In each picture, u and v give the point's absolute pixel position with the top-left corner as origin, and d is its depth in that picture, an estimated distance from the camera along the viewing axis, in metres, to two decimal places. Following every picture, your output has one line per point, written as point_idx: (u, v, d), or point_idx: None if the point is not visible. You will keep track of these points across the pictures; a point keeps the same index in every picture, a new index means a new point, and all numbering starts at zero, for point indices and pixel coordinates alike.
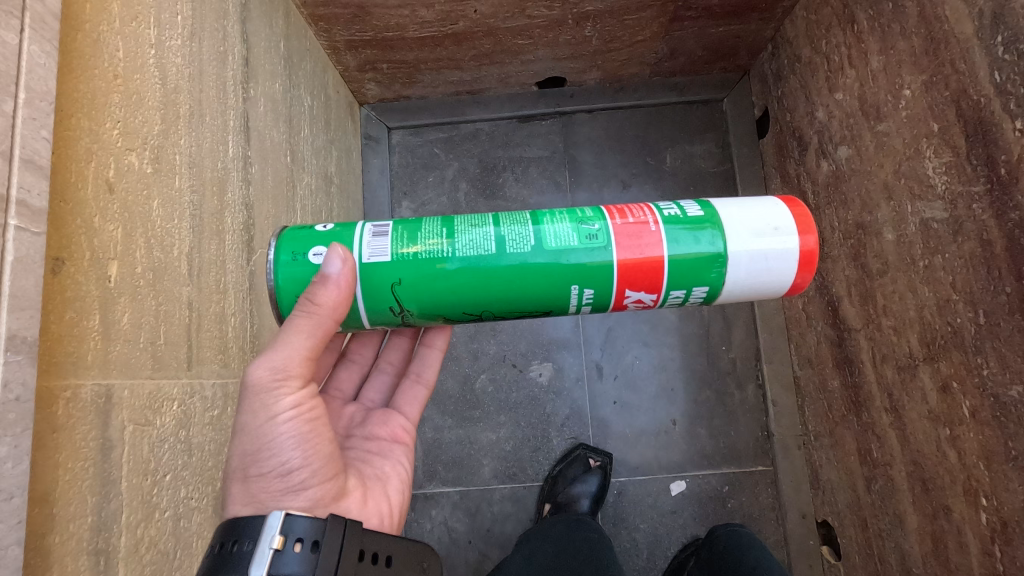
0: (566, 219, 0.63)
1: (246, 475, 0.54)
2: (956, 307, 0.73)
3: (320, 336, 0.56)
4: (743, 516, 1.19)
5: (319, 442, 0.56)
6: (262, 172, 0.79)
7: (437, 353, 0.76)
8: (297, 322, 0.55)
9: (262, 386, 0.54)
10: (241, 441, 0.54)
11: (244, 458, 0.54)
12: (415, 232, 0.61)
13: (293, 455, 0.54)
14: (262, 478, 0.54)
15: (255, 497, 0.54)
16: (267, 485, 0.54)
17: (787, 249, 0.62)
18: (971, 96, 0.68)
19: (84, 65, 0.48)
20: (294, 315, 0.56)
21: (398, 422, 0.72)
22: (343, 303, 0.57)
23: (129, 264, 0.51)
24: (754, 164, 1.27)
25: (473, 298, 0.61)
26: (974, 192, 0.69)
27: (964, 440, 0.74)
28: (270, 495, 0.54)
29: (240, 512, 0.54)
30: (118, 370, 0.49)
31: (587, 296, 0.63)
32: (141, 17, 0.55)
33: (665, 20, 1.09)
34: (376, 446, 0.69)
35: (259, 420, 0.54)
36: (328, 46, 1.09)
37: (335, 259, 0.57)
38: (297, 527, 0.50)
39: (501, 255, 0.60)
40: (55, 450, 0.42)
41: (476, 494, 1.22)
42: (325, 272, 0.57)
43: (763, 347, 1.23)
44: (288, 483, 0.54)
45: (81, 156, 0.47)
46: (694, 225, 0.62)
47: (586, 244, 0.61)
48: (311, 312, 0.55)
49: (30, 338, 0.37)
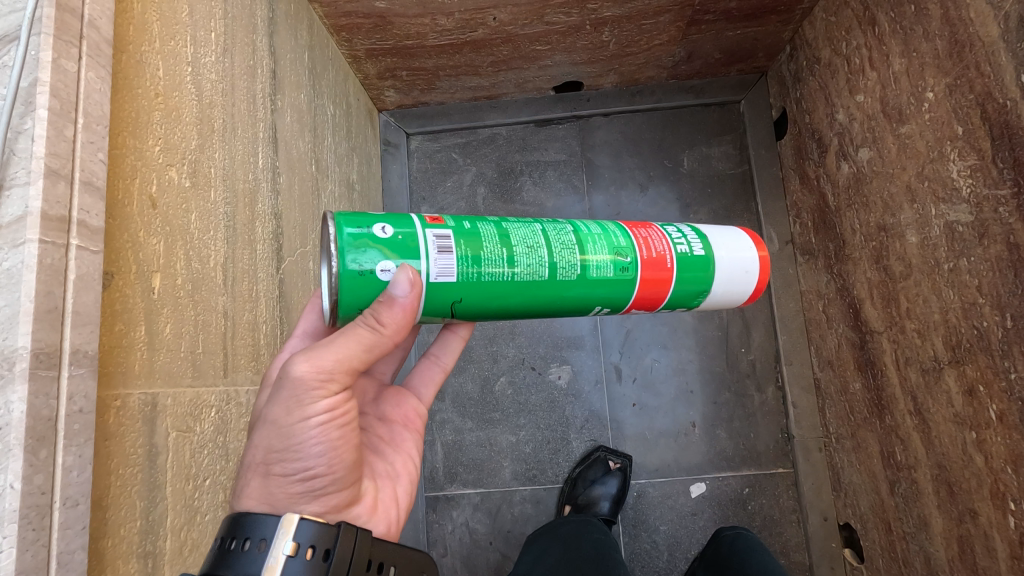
0: (605, 244, 0.61)
1: (268, 467, 0.52)
2: (983, 311, 0.73)
3: (371, 351, 0.54)
4: (764, 519, 1.19)
5: (343, 454, 0.54)
6: (289, 181, 0.81)
7: (459, 338, 0.75)
8: (358, 332, 0.53)
9: (300, 386, 0.51)
10: (268, 433, 0.52)
11: (268, 452, 0.52)
12: (479, 252, 0.57)
13: (317, 463, 0.53)
14: (282, 476, 0.52)
15: (272, 492, 0.53)
16: (284, 485, 0.52)
17: (746, 289, 0.66)
18: (996, 99, 0.68)
19: (129, 86, 0.50)
20: (357, 323, 0.53)
21: (411, 405, 0.71)
22: (403, 327, 0.55)
23: (170, 276, 0.53)
24: (772, 166, 1.27)
25: (508, 320, 0.61)
26: (1000, 195, 0.68)
27: (991, 444, 0.74)
28: (286, 496, 0.52)
29: (253, 507, 0.52)
30: (162, 378, 0.51)
31: (602, 313, 0.65)
32: (179, 36, 0.57)
33: (683, 24, 1.10)
34: (391, 433, 0.68)
35: (290, 417, 0.51)
36: (349, 55, 1.10)
37: (407, 284, 0.53)
38: (307, 534, 0.48)
39: (550, 281, 0.59)
40: (107, 457, 0.44)
41: (497, 495, 1.23)
42: (393, 291, 0.53)
43: (783, 348, 1.22)
44: (306, 487, 0.53)
45: (128, 173, 0.49)
46: (691, 265, 0.63)
47: (618, 276, 0.61)
48: (374, 329, 0.53)
49: (91, 351, 0.39)
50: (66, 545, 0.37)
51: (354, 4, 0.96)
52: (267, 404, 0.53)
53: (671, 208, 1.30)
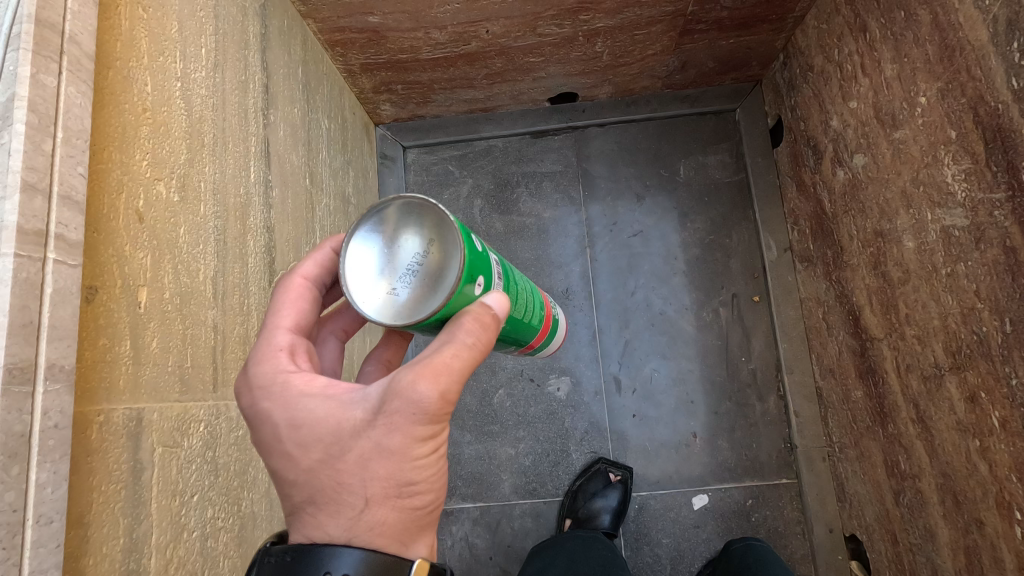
0: (536, 301, 0.69)
1: (394, 504, 0.44)
2: (982, 315, 0.72)
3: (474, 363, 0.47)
4: (768, 531, 1.17)
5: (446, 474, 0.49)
6: (282, 196, 0.81)
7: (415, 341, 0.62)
8: (469, 348, 0.45)
9: (428, 412, 0.43)
10: (389, 465, 0.44)
11: (391, 486, 0.44)
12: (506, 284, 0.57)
13: (438, 489, 0.47)
14: (405, 515, 0.45)
15: (396, 533, 0.45)
16: (411, 522, 0.45)
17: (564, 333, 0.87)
18: (988, 102, 0.68)
19: (116, 101, 0.50)
20: (465, 336, 0.45)
21: None
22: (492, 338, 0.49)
23: (158, 290, 0.53)
24: (769, 174, 1.26)
25: None
26: (995, 199, 0.68)
27: (995, 451, 0.72)
28: (412, 533, 0.46)
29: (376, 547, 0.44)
30: (147, 394, 0.50)
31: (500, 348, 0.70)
32: (167, 52, 0.57)
33: (675, 34, 1.10)
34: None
35: (417, 446, 0.44)
36: (344, 69, 1.11)
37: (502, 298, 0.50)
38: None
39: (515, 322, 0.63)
40: (89, 473, 0.44)
41: (497, 509, 1.22)
42: (489, 301, 0.49)
43: (783, 357, 1.21)
44: (430, 517, 0.47)
45: (113, 188, 0.49)
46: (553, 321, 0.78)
47: (534, 325, 0.70)
48: (479, 338, 0.46)
49: (68, 367, 0.39)
50: (39, 565, 0.36)
51: (347, 18, 0.97)
52: (373, 433, 0.43)
53: (668, 217, 1.30)
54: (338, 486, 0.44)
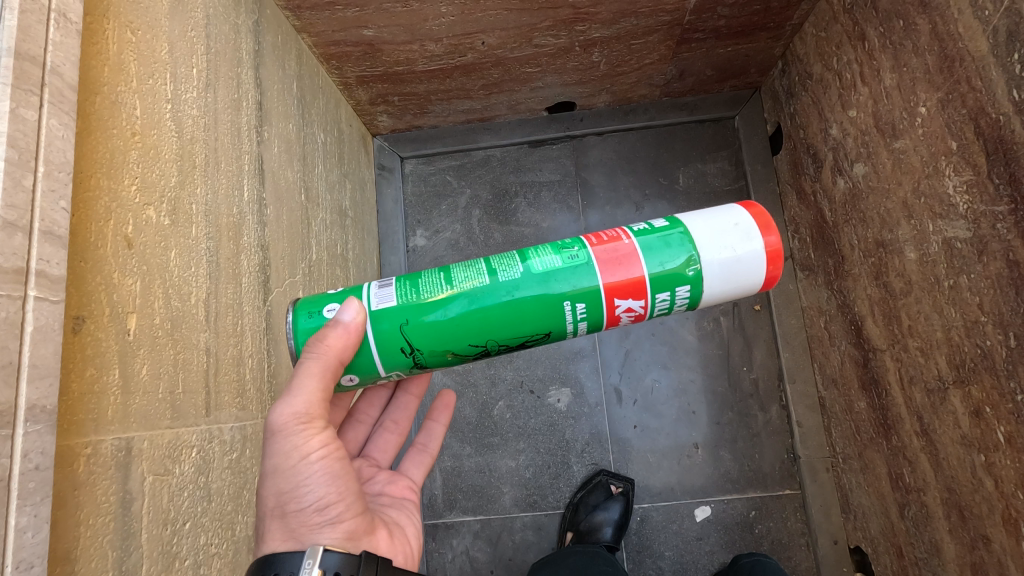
0: (549, 248, 0.62)
1: (285, 513, 0.54)
2: (986, 329, 0.71)
3: (330, 378, 0.55)
4: (772, 543, 1.16)
5: (347, 479, 0.56)
6: (277, 213, 0.80)
7: (441, 425, 0.76)
8: (307, 365, 0.54)
9: (287, 431, 0.54)
10: (273, 481, 0.54)
11: (279, 496, 0.54)
12: (416, 280, 0.60)
13: (325, 491, 0.54)
14: (299, 515, 0.54)
15: (294, 531, 0.54)
16: (304, 521, 0.54)
17: (752, 244, 0.60)
18: (989, 114, 0.67)
19: (103, 126, 0.50)
20: (304, 358, 0.55)
21: (404, 483, 0.71)
22: (350, 347, 0.57)
23: (148, 316, 0.52)
24: (769, 182, 1.25)
25: (475, 330, 0.59)
26: (997, 212, 0.67)
27: (1000, 467, 0.71)
28: (307, 530, 0.54)
29: (279, 546, 0.53)
30: (138, 422, 0.50)
31: (581, 311, 0.60)
32: (158, 74, 0.57)
33: (672, 43, 1.09)
34: (389, 500, 0.68)
35: (290, 458, 0.54)
36: (340, 82, 1.11)
37: (347, 308, 0.57)
38: (335, 560, 0.51)
39: (495, 288, 0.59)
40: (76, 507, 0.43)
41: (497, 523, 1.21)
42: (335, 319, 0.57)
43: (786, 366, 1.20)
44: (324, 516, 0.54)
45: (101, 215, 0.48)
46: (661, 238, 0.61)
47: (570, 263, 0.60)
48: (319, 354, 0.55)
49: (49, 406, 0.38)
50: None
51: (342, 32, 0.97)
52: (265, 462, 0.55)
53: None
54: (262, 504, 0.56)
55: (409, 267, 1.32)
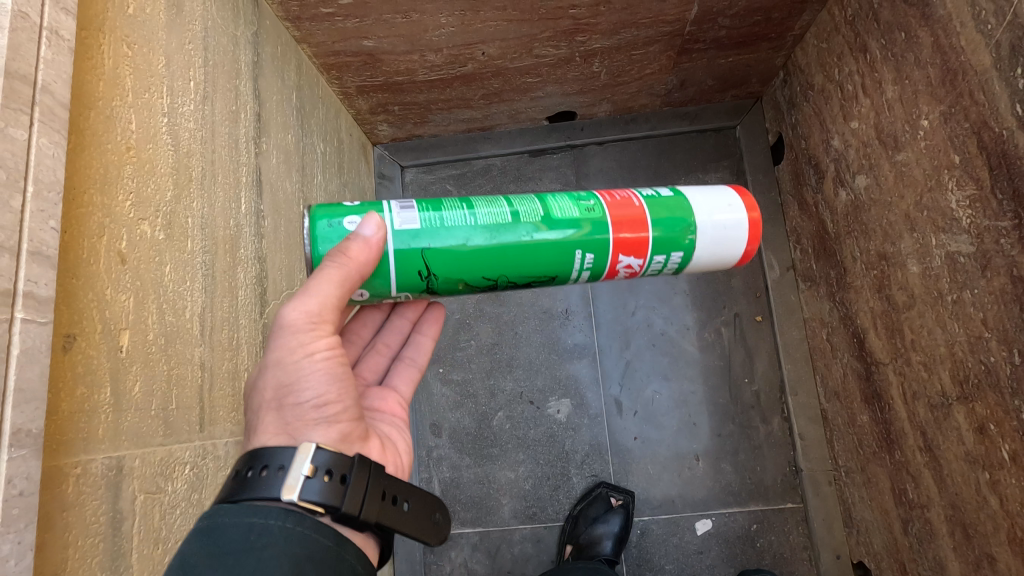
0: (566, 195, 0.63)
1: (281, 407, 0.52)
2: (990, 345, 0.70)
3: (348, 289, 0.54)
4: (774, 557, 1.15)
5: (348, 383, 0.54)
6: (275, 224, 0.80)
7: (429, 340, 0.74)
8: (327, 271, 0.52)
9: (296, 326, 0.52)
10: (273, 372, 0.52)
11: (277, 389, 0.52)
12: (437, 204, 0.60)
13: (325, 391, 0.52)
14: (295, 409, 0.52)
15: (287, 427, 0.52)
16: (300, 417, 0.52)
17: (740, 222, 0.64)
18: (992, 128, 0.66)
19: (98, 141, 0.49)
20: (325, 264, 0.53)
21: (393, 398, 0.69)
22: (370, 262, 0.55)
23: (140, 332, 0.52)
24: (771, 192, 1.25)
25: (491, 264, 0.60)
26: (1001, 226, 0.66)
27: (1005, 485, 0.70)
28: (303, 427, 0.52)
29: (270, 440, 0.51)
30: (129, 440, 0.49)
31: (588, 262, 0.62)
32: (154, 88, 0.57)
33: (673, 53, 1.09)
34: (377, 412, 0.66)
35: (294, 353, 0.52)
36: (340, 91, 1.11)
37: (369, 223, 0.56)
38: (327, 459, 0.49)
39: (514, 226, 0.60)
40: (64, 529, 0.43)
41: (496, 534, 1.20)
42: (355, 231, 0.55)
43: (788, 378, 1.19)
44: (320, 414, 0.52)
45: (94, 231, 0.48)
46: (666, 202, 0.63)
47: (585, 215, 0.61)
48: (342, 263, 0.53)
49: (35, 430, 0.37)
50: None
51: (342, 42, 0.97)
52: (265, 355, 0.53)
53: None
54: (255, 397, 0.54)
55: None
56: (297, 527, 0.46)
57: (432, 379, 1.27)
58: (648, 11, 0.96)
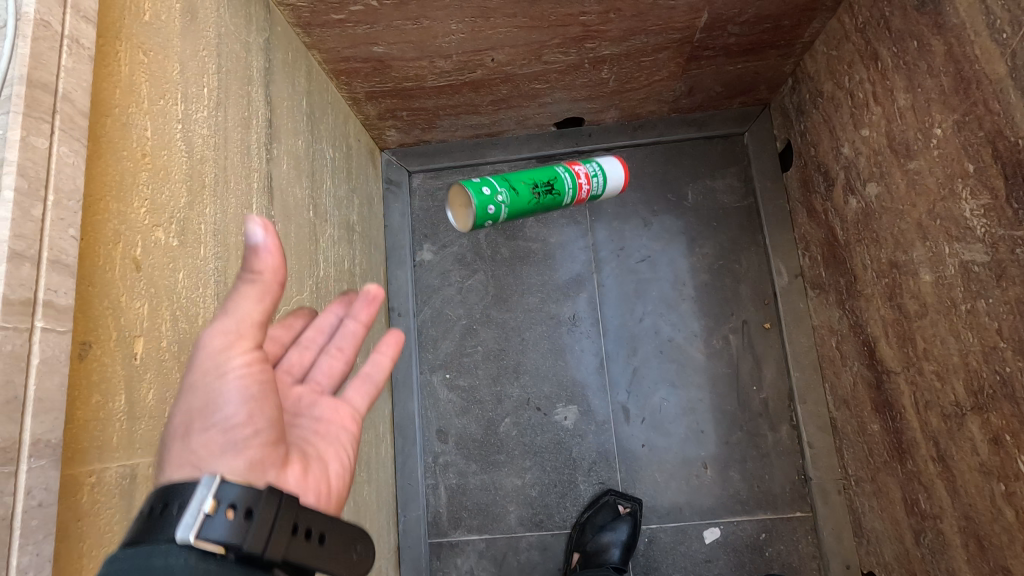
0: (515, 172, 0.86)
1: (191, 436, 0.46)
2: (1005, 355, 0.69)
3: (267, 305, 0.46)
4: (783, 566, 1.14)
5: (265, 403, 0.47)
6: (285, 230, 0.80)
7: (388, 357, 0.60)
8: (242, 288, 0.45)
9: (212, 347, 0.46)
10: (188, 395, 0.46)
11: (193, 410, 0.46)
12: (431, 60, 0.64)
13: (235, 415, 0.46)
14: (203, 437, 0.45)
15: (192, 458, 0.45)
16: (207, 446, 0.45)
17: None
18: (1007, 137, 0.66)
19: (113, 148, 0.49)
20: (238, 282, 0.45)
21: (347, 412, 0.57)
22: (279, 273, 0.45)
23: (154, 339, 0.51)
24: (779, 200, 1.25)
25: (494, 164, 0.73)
26: (1016, 236, 0.66)
27: (1021, 497, 0.69)
28: (207, 457, 0.45)
29: (172, 478, 0.44)
30: (142, 448, 0.49)
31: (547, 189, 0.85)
32: (168, 94, 0.57)
33: (683, 60, 1.09)
34: (321, 428, 0.54)
35: (212, 368, 0.46)
36: (349, 97, 1.11)
37: (253, 225, 0.42)
38: (233, 491, 0.41)
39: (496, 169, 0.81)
40: (78, 539, 0.42)
41: (503, 542, 1.19)
42: (245, 237, 0.43)
43: (796, 386, 1.18)
44: (228, 439, 0.45)
45: (109, 238, 0.48)
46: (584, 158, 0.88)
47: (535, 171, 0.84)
48: (251, 280, 0.44)
49: (54, 440, 0.37)
50: None
51: (352, 48, 0.97)
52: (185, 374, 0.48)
53: (675, 242, 1.29)
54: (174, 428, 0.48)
55: (416, 282, 1.32)
56: (195, 569, 0.38)
57: (439, 385, 1.27)
58: (658, 19, 0.96)
